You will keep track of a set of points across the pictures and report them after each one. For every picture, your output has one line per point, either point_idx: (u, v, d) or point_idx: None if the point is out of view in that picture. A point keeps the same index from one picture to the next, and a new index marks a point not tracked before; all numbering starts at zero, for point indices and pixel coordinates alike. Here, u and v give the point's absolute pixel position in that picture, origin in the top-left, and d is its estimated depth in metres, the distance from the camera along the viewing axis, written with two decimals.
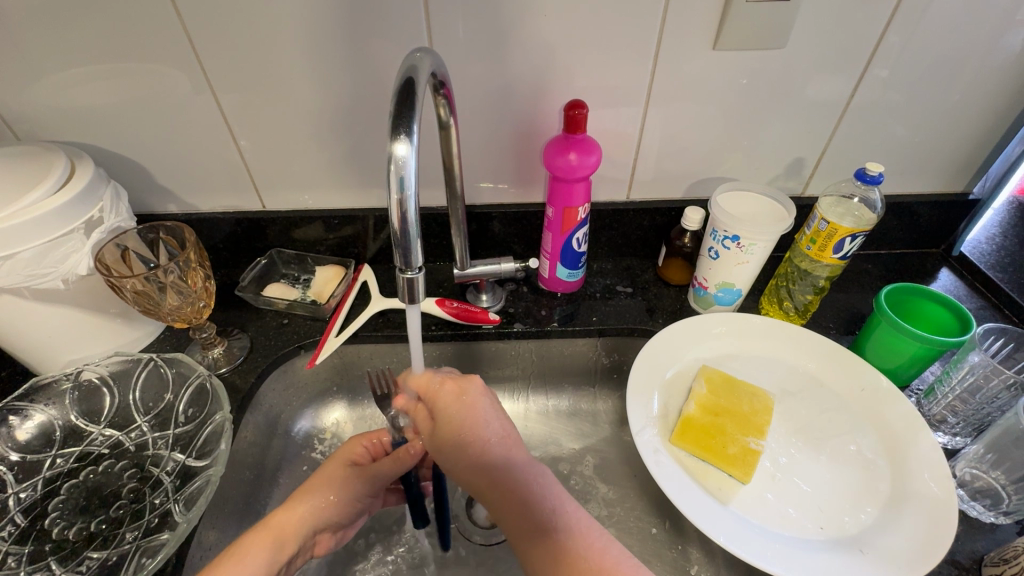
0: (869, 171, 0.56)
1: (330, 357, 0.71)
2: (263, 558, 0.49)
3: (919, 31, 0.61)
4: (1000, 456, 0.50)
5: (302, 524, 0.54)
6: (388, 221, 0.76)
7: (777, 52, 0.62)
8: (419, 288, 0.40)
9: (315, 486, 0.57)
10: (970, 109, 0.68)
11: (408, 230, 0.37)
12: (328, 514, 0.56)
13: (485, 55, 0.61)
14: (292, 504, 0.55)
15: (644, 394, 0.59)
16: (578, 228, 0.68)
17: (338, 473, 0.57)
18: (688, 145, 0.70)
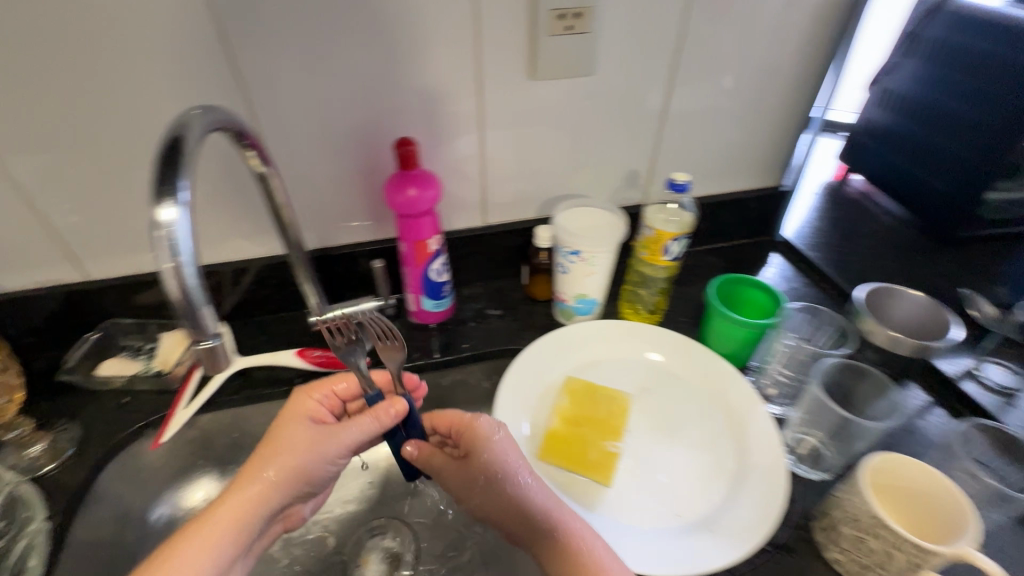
0: (676, 179, 0.60)
1: (185, 431, 0.65)
2: (220, 549, 0.45)
3: (707, 51, 0.68)
4: (813, 418, 0.56)
5: (256, 510, 0.49)
6: (237, 277, 0.71)
7: (591, 78, 0.66)
8: (223, 355, 0.38)
9: (269, 453, 0.51)
10: (766, 113, 0.77)
11: (191, 299, 0.34)
12: (290, 486, 0.51)
13: (307, 98, 0.60)
14: (242, 487, 0.49)
15: (514, 417, 0.60)
16: (434, 260, 0.68)
17: (296, 433, 0.53)
18: (530, 167, 0.73)
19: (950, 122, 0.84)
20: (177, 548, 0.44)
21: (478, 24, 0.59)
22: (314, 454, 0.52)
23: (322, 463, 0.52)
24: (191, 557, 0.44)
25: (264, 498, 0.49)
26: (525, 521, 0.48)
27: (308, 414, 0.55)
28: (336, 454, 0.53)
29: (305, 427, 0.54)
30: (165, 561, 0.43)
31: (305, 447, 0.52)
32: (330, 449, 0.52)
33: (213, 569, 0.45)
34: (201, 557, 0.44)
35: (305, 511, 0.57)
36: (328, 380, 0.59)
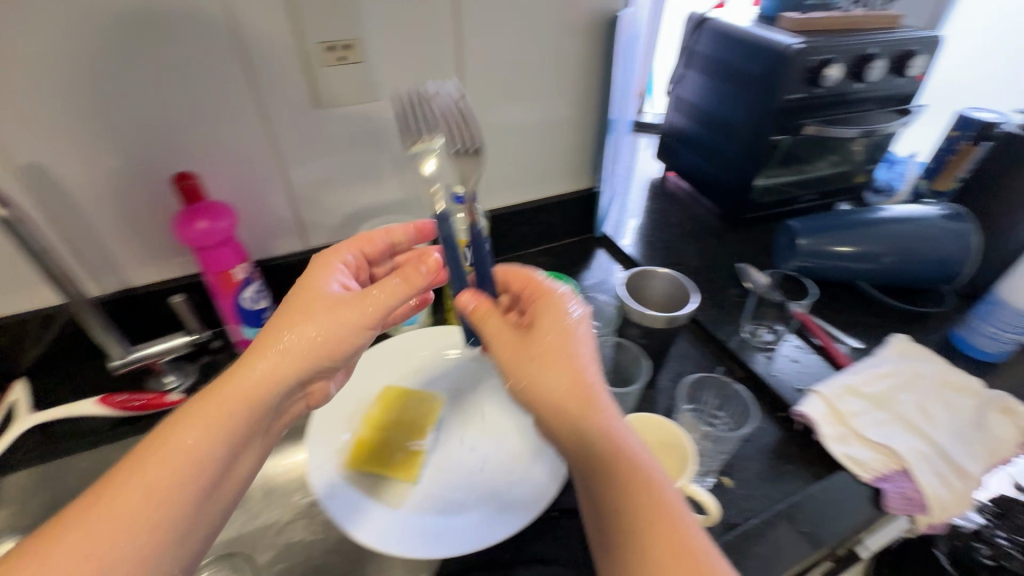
0: (458, 193, 0.66)
1: None
2: (209, 444, 0.44)
3: (489, 73, 0.75)
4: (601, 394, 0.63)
5: (271, 386, 0.49)
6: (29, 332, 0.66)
7: (378, 103, 0.70)
8: None
9: (286, 320, 0.51)
10: (561, 125, 0.85)
11: None
12: (270, 379, 0.48)
13: (71, 139, 0.59)
14: (254, 359, 0.49)
15: (328, 432, 0.61)
16: (244, 288, 0.69)
17: (314, 301, 0.52)
18: (341, 190, 0.76)
19: (722, 122, 0.96)
20: (180, 426, 0.43)
21: (246, 57, 0.61)
22: (353, 317, 0.52)
23: (360, 330, 0.53)
24: (197, 429, 0.44)
25: (280, 371, 0.49)
26: (581, 449, 0.41)
27: (337, 274, 0.57)
28: (376, 321, 0.53)
29: (320, 299, 0.52)
30: (164, 440, 0.42)
31: (365, 311, 0.52)
32: (375, 314, 0.52)
33: (220, 443, 0.44)
34: (204, 430, 0.44)
35: (328, 388, 0.56)
36: (355, 242, 0.61)
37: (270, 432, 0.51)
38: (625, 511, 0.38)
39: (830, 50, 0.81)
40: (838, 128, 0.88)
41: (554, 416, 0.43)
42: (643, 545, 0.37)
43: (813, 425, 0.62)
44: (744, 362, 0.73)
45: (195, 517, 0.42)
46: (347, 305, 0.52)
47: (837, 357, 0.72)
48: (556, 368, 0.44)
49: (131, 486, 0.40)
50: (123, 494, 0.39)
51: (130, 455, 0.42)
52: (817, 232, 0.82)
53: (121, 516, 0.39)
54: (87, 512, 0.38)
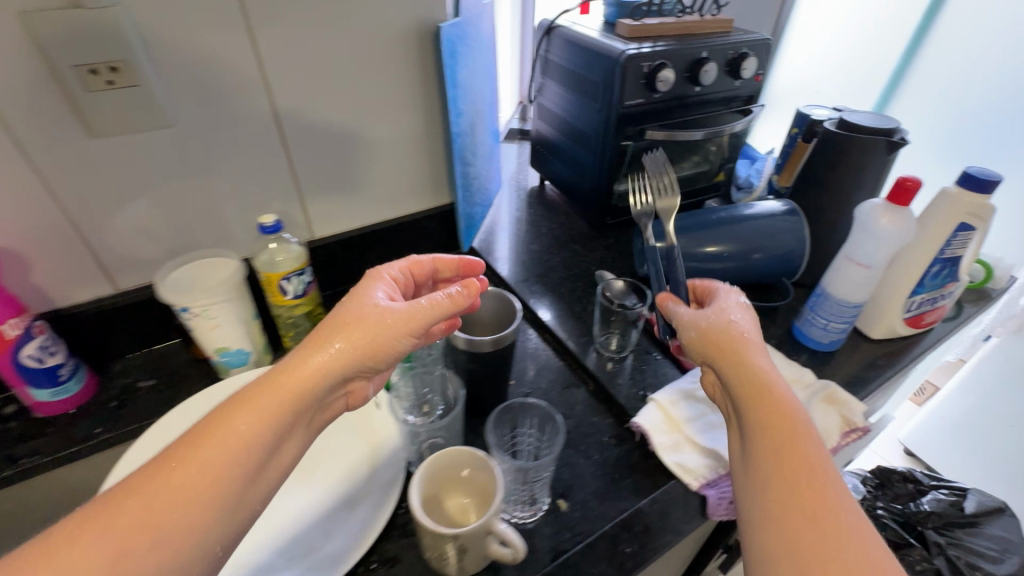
0: (265, 223, 0.61)
1: None
2: (262, 425, 0.42)
3: (306, 92, 0.70)
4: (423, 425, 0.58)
5: (320, 380, 0.46)
6: None
7: (174, 128, 0.64)
8: None
9: (354, 314, 0.50)
10: (403, 141, 0.82)
11: None
12: (343, 364, 0.47)
13: None
14: (309, 354, 0.46)
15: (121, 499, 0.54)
16: (23, 345, 0.60)
17: (369, 306, 0.51)
18: (148, 225, 0.69)
19: (577, 129, 0.96)
20: (255, 404, 0.42)
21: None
22: (400, 329, 0.50)
23: (397, 338, 0.50)
24: (249, 418, 0.41)
25: (331, 366, 0.46)
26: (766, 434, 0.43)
27: (381, 284, 0.56)
28: (415, 327, 0.50)
29: (376, 304, 0.51)
30: (221, 423, 0.40)
31: (421, 313, 0.51)
32: (419, 322, 0.50)
33: (260, 440, 0.41)
34: (266, 416, 0.42)
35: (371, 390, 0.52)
36: (411, 261, 0.62)
37: (312, 425, 0.48)
38: (803, 471, 0.41)
39: (661, 55, 0.81)
40: (683, 131, 0.89)
41: (747, 387, 0.48)
42: (785, 483, 0.40)
43: (648, 436, 0.62)
44: (594, 374, 0.72)
45: (226, 507, 0.39)
46: (398, 314, 0.49)
47: (683, 361, 0.73)
48: (731, 363, 0.50)
49: (201, 458, 0.38)
50: (185, 467, 0.38)
51: (211, 420, 0.41)
52: (664, 234, 0.83)
53: (179, 497, 0.37)
54: (151, 477, 0.37)
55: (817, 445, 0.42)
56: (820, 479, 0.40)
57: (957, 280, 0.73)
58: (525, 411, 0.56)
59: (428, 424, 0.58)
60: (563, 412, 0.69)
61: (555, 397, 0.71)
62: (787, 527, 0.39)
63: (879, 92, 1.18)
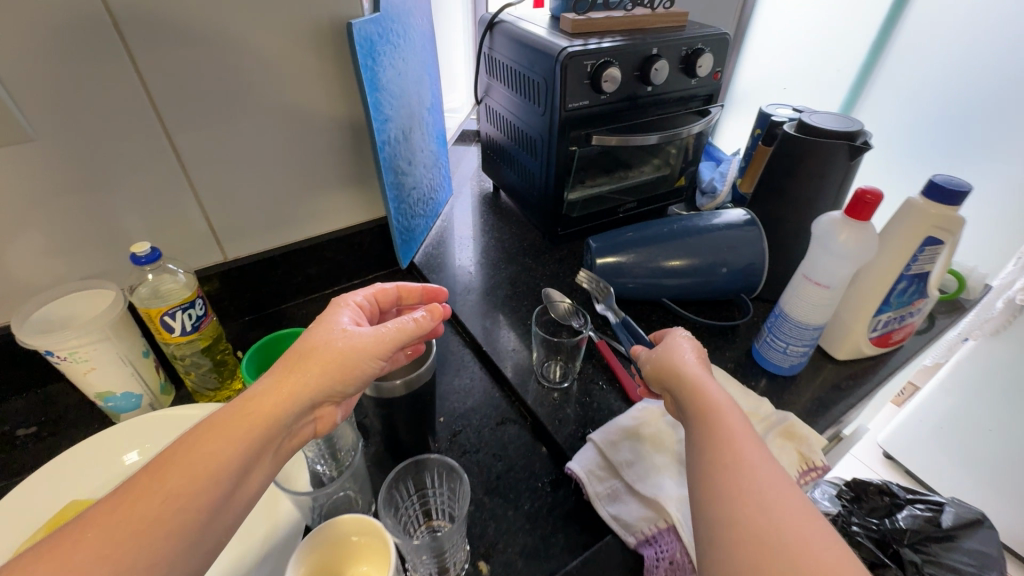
0: (138, 252, 0.53)
1: None
2: (227, 458, 0.35)
3: (198, 100, 0.62)
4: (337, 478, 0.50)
5: (289, 405, 0.39)
6: None
7: (35, 143, 0.55)
8: None
9: (322, 332, 0.44)
10: (323, 151, 0.74)
11: None
12: (316, 387, 0.41)
13: None
14: (279, 378, 0.40)
15: None
16: None
17: (339, 326, 0.44)
18: (18, 254, 0.60)
19: (524, 133, 0.88)
20: (218, 434, 0.35)
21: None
22: (371, 351, 0.43)
23: (369, 360, 0.43)
24: (209, 450, 0.35)
25: (300, 387, 0.40)
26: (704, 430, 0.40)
27: (350, 304, 0.49)
28: (384, 350, 0.44)
29: (345, 324, 0.45)
30: (175, 458, 0.34)
31: (389, 335, 0.44)
32: (388, 344, 0.44)
33: (227, 470, 0.35)
34: (228, 447, 0.35)
35: (341, 416, 0.46)
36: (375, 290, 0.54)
37: (280, 454, 0.40)
38: (726, 463, 0.38)
39: (605, 52, 0.74)
40: (634, 134, 0.82)
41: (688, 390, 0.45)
42: (735, 484, 0.36)
43: (584, 484, 0.55)
44: (531, 408, 0.65)
45: (189, 556, 0.33)
46: (367, 337, 0.43)
47: (630, 392, 0.66)
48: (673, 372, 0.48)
49: (159, 496, 0.32)
50: (140, 508, 0.31)
51: (163, 454, 0.34)
52: (616, 246, 0.77)
53: (132, 545, 0.30)
54: (107, 516, 0.31)
55: (746, 431, 0.39)
56: (773, 474, 0.37)
57: (926, 297, 0.66)
58: (426, 480, 0.50)
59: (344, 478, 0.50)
60: (493, 453, 0.62)
61: (486, 436, 0.64)
62: (717, 519, 0.36)
63: (848, 88, 1.12)
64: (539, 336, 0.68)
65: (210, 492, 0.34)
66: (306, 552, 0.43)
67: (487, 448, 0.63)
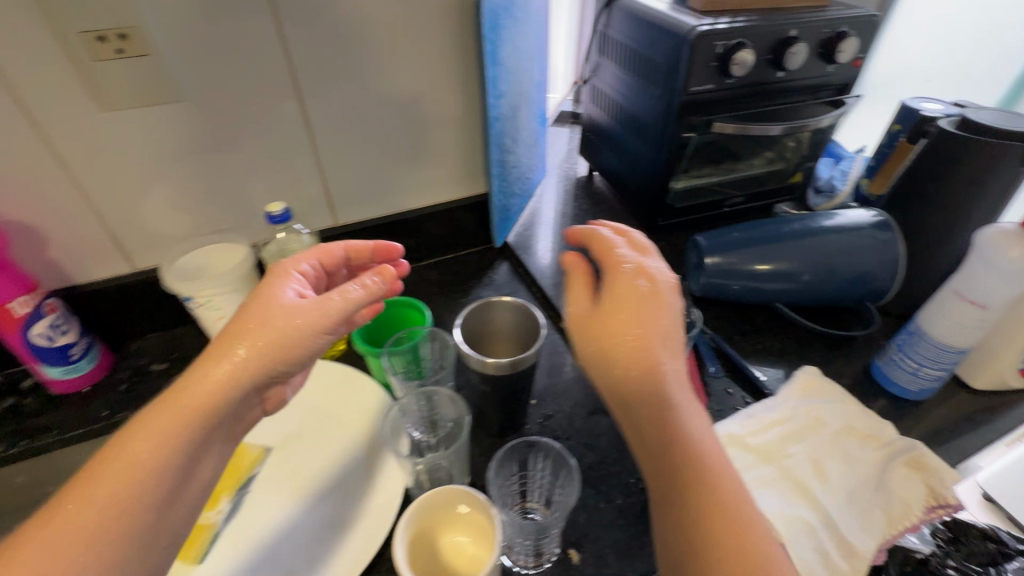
0: (273, 212, 0.56)
1: None
2: (168, 448, 0.37)
3: (330, 67, 0.64)
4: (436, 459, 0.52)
5: (223, 391, 0.40)
6: None
7: (186, 104, 0.59)
8: None
9: (262, 315, 0.42)
10: (436, 124, 0.75)
11: None
12: (252, 372, 0.41)
13: None
14: (204, 368, 0.40)
15: None
16: (33, 323, 0.58)
17: (284, 300, 0.44)
18: (163, 206, 0.65)
19: (633, 116, 0.85)
20: (145, 421, 0.37)
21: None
22: (320, 325, 0.44)
23: (316, 333, 0.44)
24: (151, 440, 0.36)
25: (228, 378, 0.40)
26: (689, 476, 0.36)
27: (296, 274, 0.47)
28: (326, 322, 0.44)
29: (291, 298, 0.44)
30: (114, 457, 0.35)
31: (263, 323, 0.42)
32: (335, 314, 0.44)
33: (173, 459, 0.37)
34: (162, 439, 0.37)
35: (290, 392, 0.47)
36: (318, 248, 0.51)
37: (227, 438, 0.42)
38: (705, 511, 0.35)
39: (739, 32, 0.69)
40: (757, 125, 0.76)
41: (657, 423, 0.36)
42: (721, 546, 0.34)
43: None
44: None
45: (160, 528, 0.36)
46: (310, 313, 0.43)
47: (695, 398, 0.62)
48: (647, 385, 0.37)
49: (108, 486, 0.34)
50: (100, 487, 0.34)
51: (103, 453, 0.36)
52: (727, 248, 0.71)
53: (107, 514, 0.34)
54: (75, 502, 0.34)
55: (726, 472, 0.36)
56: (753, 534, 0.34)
57: None
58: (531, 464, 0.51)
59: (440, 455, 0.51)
60: (584, 443, 0.61)
61: (578, 424, 0.63)
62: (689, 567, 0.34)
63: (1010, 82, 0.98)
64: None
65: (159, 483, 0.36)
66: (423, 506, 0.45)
67: (578, 437, 0.62)
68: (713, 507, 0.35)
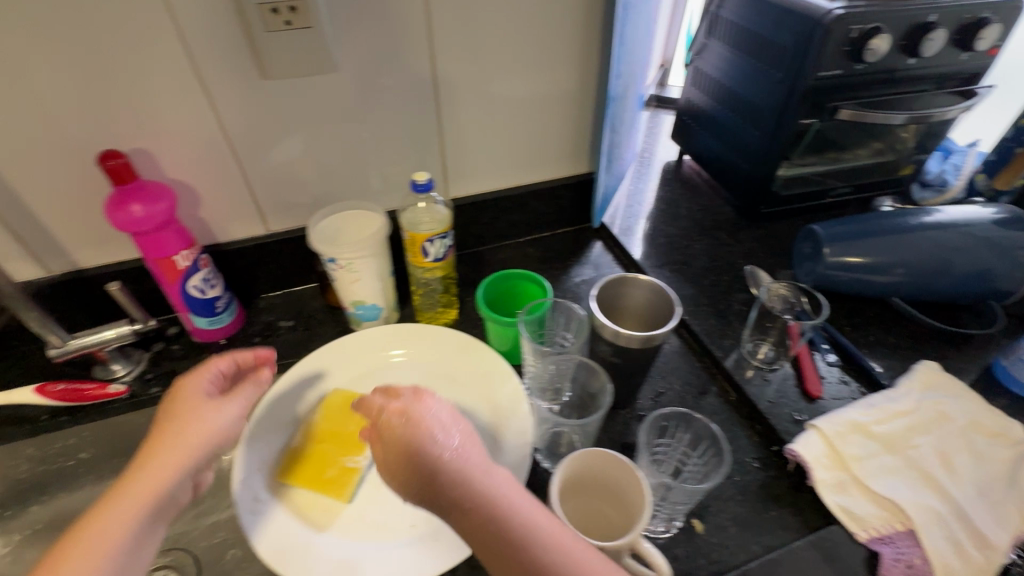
0: (419, 180, 0.58)
1: None
2: (137, 518, 0.44)
3: (464, 44, 0.66)
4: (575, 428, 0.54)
5: (171, 472, 0.46)
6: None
7: (335, 75, 0.63)
8: (74, 345, 0.62)
9: (171, 418, 0.49)
10: (551, 103, 0.76)
11: (82, 338, 0.62)
12: (189, 456, 0.48)
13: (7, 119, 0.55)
14: (153, 453, 0.47)
15: (266, 439, 0.57)
16: (191, 276, 0.63)
17: (187, 402, 0.50)
18: (301, 173, 0.69)
19: (743, 101, 0.84)
20: (126, 486, 0.45)
21: (174, 23, 0.54)
22: (203, 424, 0.49)
23: (215, 429, 0.50)
24: (118, 513, 0.44)
25: (178, 458, 0.47)
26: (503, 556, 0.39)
27: (210, 373, 0.53)
28: (223, 415, 0.51)
29: (201, 397, 0.51)
30: (94, 523, 0.43)
31: (193, 422, 0.49)
32: (212, 418, 0.50)
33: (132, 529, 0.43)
34: (125, 513, 0.44)
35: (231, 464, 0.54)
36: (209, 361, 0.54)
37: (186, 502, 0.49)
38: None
39: (877, 17, 0.67)
40: (879, 112, 0.75)
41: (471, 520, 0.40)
42: None
43: (808, 468, 0.54)
44: (739, 386, 0.64)
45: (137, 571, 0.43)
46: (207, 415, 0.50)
47: (809, 384, 0.63)
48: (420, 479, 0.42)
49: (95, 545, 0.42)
50: (77, 548, 0.41)
51: (84, 518, 0.43)
52: (844, 239, 0.70)
53: (82, 559, 0.41)
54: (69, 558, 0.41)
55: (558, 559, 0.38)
56: None
57: None
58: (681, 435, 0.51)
59: (575, 424, 0.54)
60: None
61: (690, 403, 0.64)
62: None
63: None
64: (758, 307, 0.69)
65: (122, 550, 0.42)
66: (579, 461, 0.47)
67: None
68: (549, 536, 0.39)
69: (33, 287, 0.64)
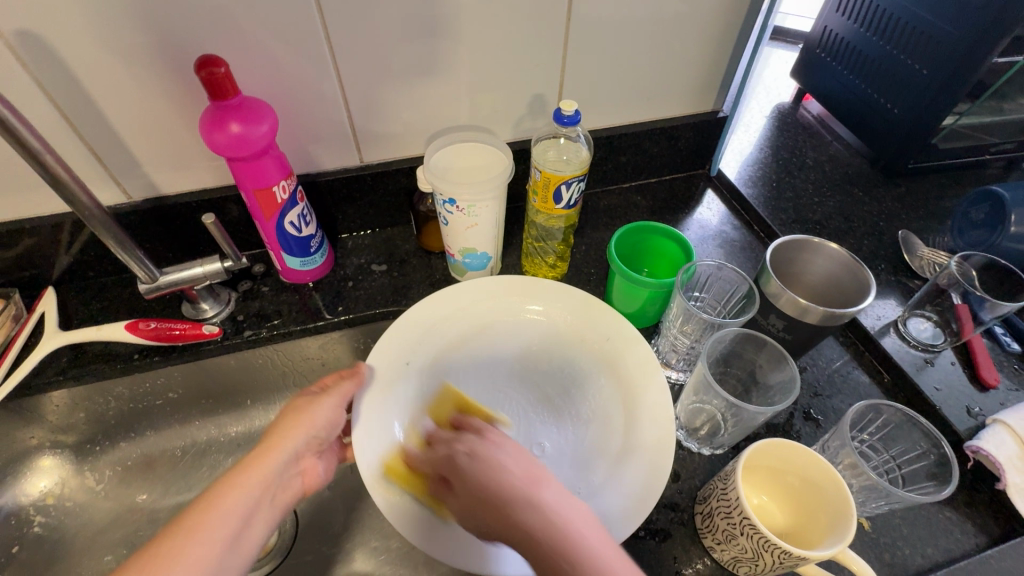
0: (565, 111, 0.51)
1: (16, 407, 0.58)
2: (244, 500, 0.42)
3: None
4: (733, 412, 0.47)
5: (281, 457, 0.45)
6: (81, 231, 0.59)
7: None
8: (164, 281, 0.57)
9: (284, 413, 0.48)
10: (696, 26, 0.64)
11: (174, 273, 0.57)
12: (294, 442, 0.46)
13: (83, 16, 0.46)
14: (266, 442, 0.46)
15: (388, 389, 0.53)
16: (288, 211, 0.57)
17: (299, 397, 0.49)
18: (405, 95, 0.60)
19: (908, 32, 0.70)
20: (229, 483, 0.42)
21: None
22: (306, 419, 0.48)
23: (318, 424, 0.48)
24: (231, 496, 0.41)
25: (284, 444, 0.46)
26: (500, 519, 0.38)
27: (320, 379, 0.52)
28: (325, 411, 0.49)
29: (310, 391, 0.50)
30: (209, 502, 0.41)
31: (290, 428, 0.47)
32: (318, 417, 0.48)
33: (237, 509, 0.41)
34: (235, 493, 0.42)
35: (325, 470, 0.51)
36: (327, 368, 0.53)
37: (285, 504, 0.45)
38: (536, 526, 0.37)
39: None
40: None
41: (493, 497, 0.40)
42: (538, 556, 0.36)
43: (998, 470, 0.47)
44: (895, 365, 0.56)
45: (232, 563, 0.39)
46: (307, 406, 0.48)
47: (984, 371, 0.55)
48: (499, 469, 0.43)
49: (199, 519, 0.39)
50: (190, 522, 0.39)
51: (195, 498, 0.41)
52: None
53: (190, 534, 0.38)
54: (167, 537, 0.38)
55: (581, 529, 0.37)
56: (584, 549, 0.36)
57: None
58: (907, 464, 0.43)
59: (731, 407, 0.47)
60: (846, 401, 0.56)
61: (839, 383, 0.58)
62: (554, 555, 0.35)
63: None
64: (928, 285, 0.59)
65: (225, 534, 0.39)
66: (757, 451, 0.42)
67: (843, 395, 0.56)
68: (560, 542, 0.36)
69: (116, 214, 0.58)
